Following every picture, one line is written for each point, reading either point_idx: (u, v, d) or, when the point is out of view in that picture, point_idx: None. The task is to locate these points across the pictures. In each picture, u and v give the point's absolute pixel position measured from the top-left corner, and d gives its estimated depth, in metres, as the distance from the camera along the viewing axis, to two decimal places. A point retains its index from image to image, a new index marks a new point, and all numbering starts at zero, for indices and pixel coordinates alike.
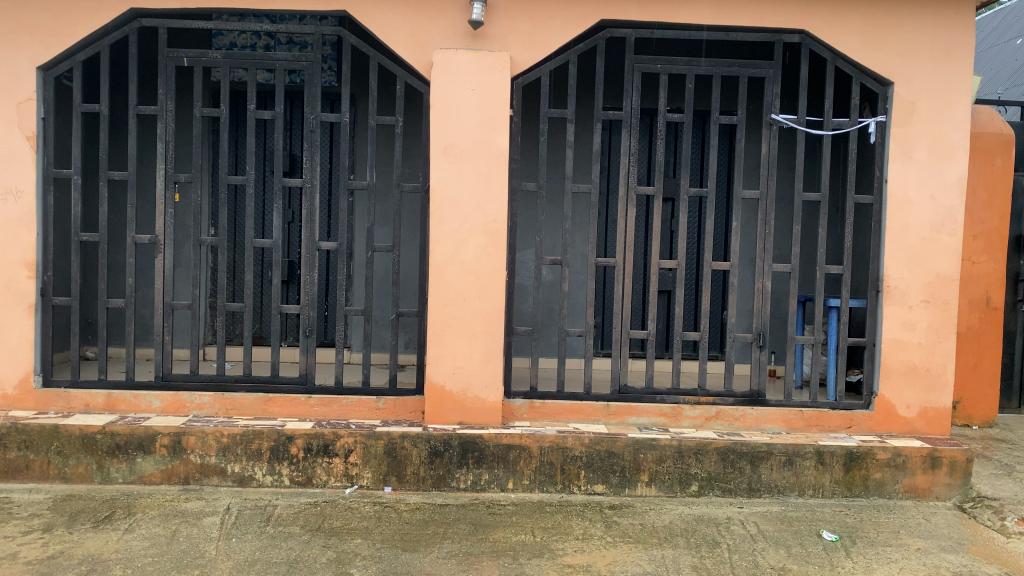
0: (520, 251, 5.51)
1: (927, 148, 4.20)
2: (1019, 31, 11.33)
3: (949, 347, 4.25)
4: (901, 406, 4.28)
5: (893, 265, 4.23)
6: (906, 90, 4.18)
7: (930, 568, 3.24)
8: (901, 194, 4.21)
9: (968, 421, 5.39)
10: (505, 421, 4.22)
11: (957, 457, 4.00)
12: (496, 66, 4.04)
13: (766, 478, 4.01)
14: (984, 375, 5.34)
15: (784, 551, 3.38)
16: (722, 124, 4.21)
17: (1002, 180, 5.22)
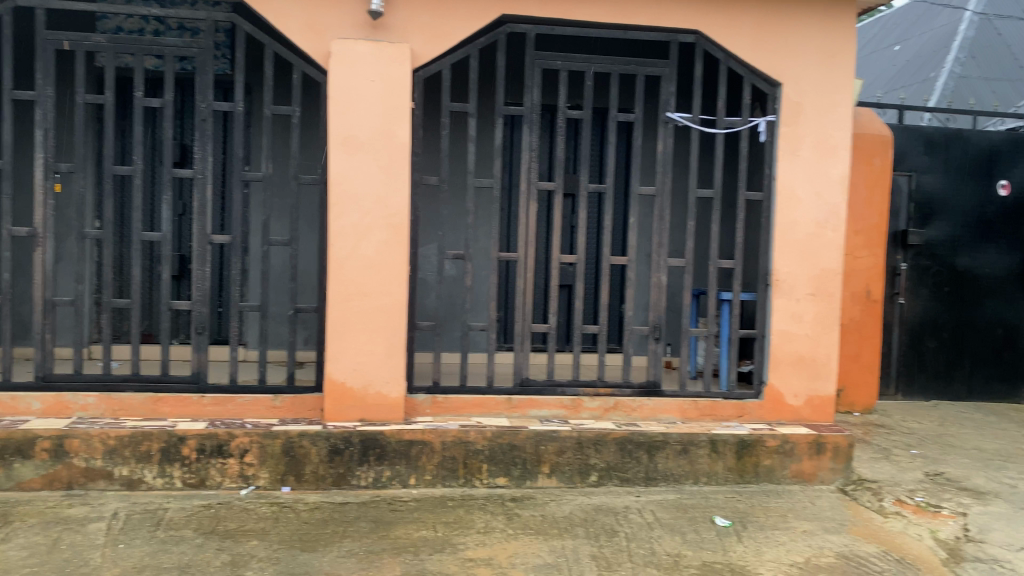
0: (422, 245, 5.48)
1: (813, 147, 4.39)
2: (896, 39, 12.03)
3: (833, 338, 4.46)
4: (789, 395, 4.47)
5: (781, 259, 4.41)
6: (794, 90, 4.35)
7: (814, 549, 3.39)
8: (789, 191, 4.39)
9: (850, 408, 5.70)
10: (408, 417, 4.19)
11: (840, 442, 4.21)
12: (396, 58, 4.00)
13: (662, 467, 4.12)
14: (864, 363, 5.64)
15: (679, 538, 3.48)
16: (619, 121, 4.29)
17: (881, 179, 5.52)
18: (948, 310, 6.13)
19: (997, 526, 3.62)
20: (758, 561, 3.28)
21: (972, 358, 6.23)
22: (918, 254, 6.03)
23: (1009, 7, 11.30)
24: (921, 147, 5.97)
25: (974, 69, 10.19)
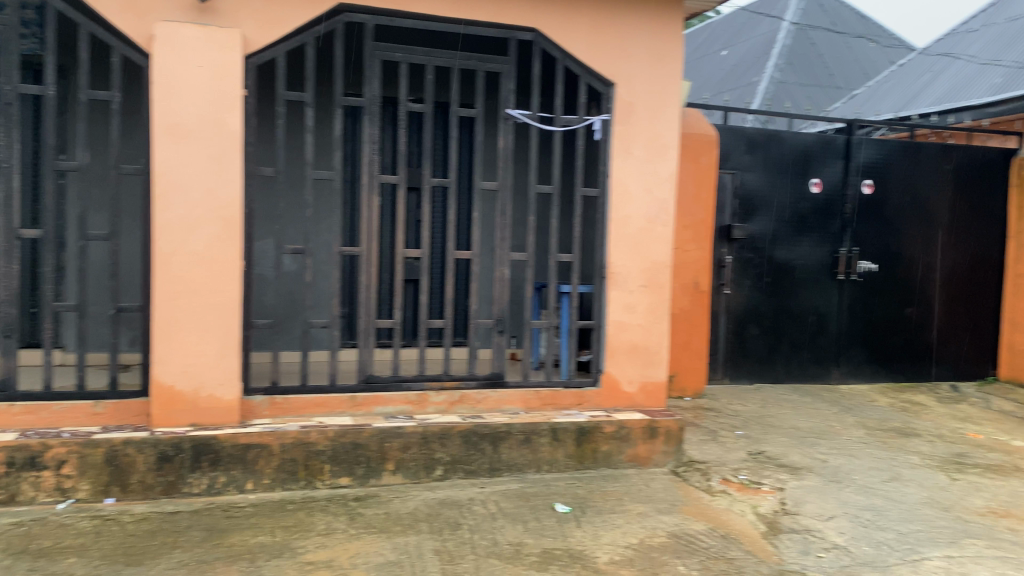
0: (258, 240, 5.30)
1: (644, 146, 4.58)
2: (724, 44, 12.76)
3: (664, 327, 4.69)
4: (625, 382, 4.65)
5: (616, 253, 4.57)
6: (626, 90, 4.52)
7: (648, 530, 3.54)
8: (623, 187, 4.55)
9: (682, 392, 6.00)
10: (244, 420, 4.01)
11: (671, 426, 4.42)
12: (225, 44, 3.82)
13: (506, 457, 4.18)
14: (694, 350, 5.96)
15: (521, 527, 3.54)
16: (461, 115, 4.27)
17: (708, 176, 5.84)
18: (768, 299, 6.58)
19: (809, 498, 3.95)
20: (596, 544, 3.38)
21: (790, 344, 6.71)
22: (741, 247, 6.43)
23: (820, 20, 12.24)
24: (743, 147, 6.36)
25: (792, 75, 10.96)
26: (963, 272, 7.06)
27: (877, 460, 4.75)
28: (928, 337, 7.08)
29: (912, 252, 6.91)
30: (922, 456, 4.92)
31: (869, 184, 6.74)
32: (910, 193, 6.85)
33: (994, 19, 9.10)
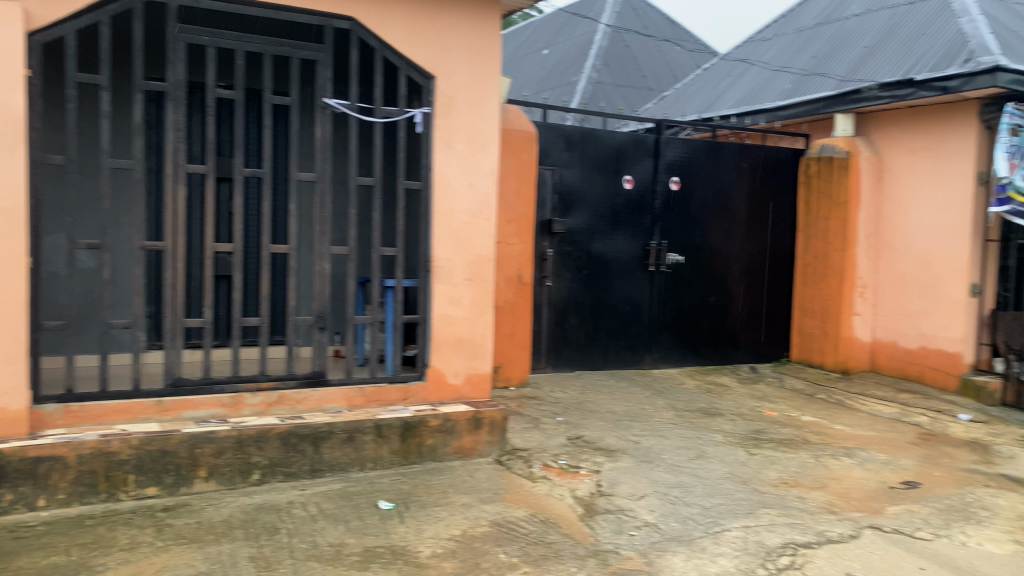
0: (49, 234, 4.87)
1: (465, 140, 4.60)
2: (545, 43, 13.12)
3: (488, 319, 4.74)
4: (450, 374, 4.66)
5: (440, 246, 4.56)
6: (447, 84, 4.52)
7: (471, 521, 3.56)
8: (445, 181, 4.55)
9: (507, 382, 6.09)
10: (33, 431, 3.67)
11: (495, 416, 4.49)
12: (3, 18, 3.46)
13: (328, 457, 4.08)
14: (518, 341, 6.08)
15: (342, 527, 3.47)
16: (275, 104, 4.09)
17: (528, 171, 5.97)
18: (586, 290, 6.82)
19: (623, 479, 4.13)
20: (419, 539, 3.37)
21: (608, 332, 6.99)
22: (561, 241, 6.63)
23: (633, 22, 12.80)
24: (562, 144, 6.55)
25: (608, 76, 11.41)
26: (759, 263, 7.65)
27: (685, 439, 5.05)
28: (730, 323, 7.60)
29: (715, 245, 7.40)
30: (724, 434, 5.28)
31: (677, 181, 7.15)
32: (713, 189, 7.33)
33: (784, 29, 9.87)
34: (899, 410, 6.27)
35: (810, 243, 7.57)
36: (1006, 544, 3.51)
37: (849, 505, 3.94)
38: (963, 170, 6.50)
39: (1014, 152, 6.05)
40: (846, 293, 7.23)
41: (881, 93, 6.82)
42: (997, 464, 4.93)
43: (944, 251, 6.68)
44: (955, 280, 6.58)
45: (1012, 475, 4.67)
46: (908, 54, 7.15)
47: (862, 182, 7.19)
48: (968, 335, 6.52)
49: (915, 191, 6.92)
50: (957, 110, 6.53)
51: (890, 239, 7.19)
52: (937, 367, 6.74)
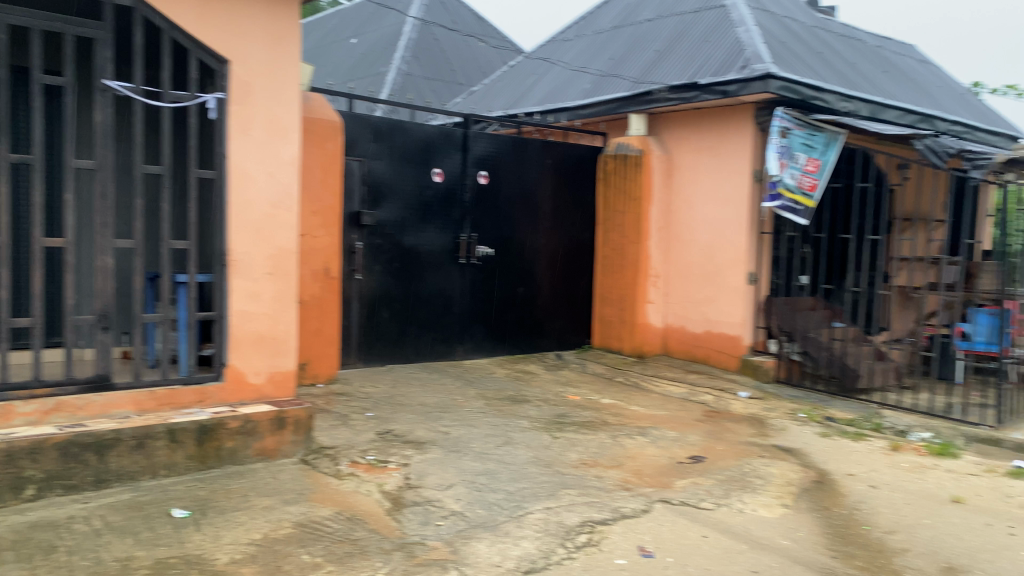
0: None
1: (263, 127, 4.43)
2: (353, 32, 12.90)
3: (290, 315, 4.60)
4: (251, 373, 4.48)
5: (238, 239, 4.37)
6: (242, 69, 4.32)
7: (273, 524, 3.45)
8: (242, 170, 4.36)
9: (314, 379, 5.92)
10: None
11: (300, 415, 4.37)
12: None
13: (115, 466, 3.79)
14: (326, 337, 5.94)
15: (130, 539, 3.24)
16: (45, 84, 3.71)
17: (334, 161, 5.84)
18: (396, 283, 6.78)
19: (431, 470, 4.15)
20: (216, 546, 3.22)
21: (418, 325, 6.99)
22: (370, 234, 6.55)
23: (442, 16, 12.85)
24: (369, 135, 6.46)
25: (417, 68, 11.38)
26: (563, 255, 7.95)
27: (493, 427, 5.16)
28: (536, 314, 7.83)
29: (521, 238, 7.59)
30: (530, 420, 5.44)
31: (484, 175, 7.26)
32: (519, 184, 7.51)
33: (584, 30, 10.27)
34: (688, 390, 6.75)
35: (609, 236, 7.96)
36: (776, 508, 3.88)
37: (642, 481, 4.19)
38: (740, 168, 7.04)
39: (783, 152, 6.61)
40: (641, 283, 7.67)
41: (670, 95, 7.27)
42: (770, 435, 5.43)
43: (726, 242, 7.23)
44: (735, 269, 7.13)
45: (782, 445, 5.16)
46: (694, 59, 7.66)
47: (654, 178, 7.63)
48: (747, 319, 7.10)
49: (700, 187, 7.44)
50: (736, 113, 7.08)
51: (679, 232, 7.68)
52: (720, 350, 7.30)
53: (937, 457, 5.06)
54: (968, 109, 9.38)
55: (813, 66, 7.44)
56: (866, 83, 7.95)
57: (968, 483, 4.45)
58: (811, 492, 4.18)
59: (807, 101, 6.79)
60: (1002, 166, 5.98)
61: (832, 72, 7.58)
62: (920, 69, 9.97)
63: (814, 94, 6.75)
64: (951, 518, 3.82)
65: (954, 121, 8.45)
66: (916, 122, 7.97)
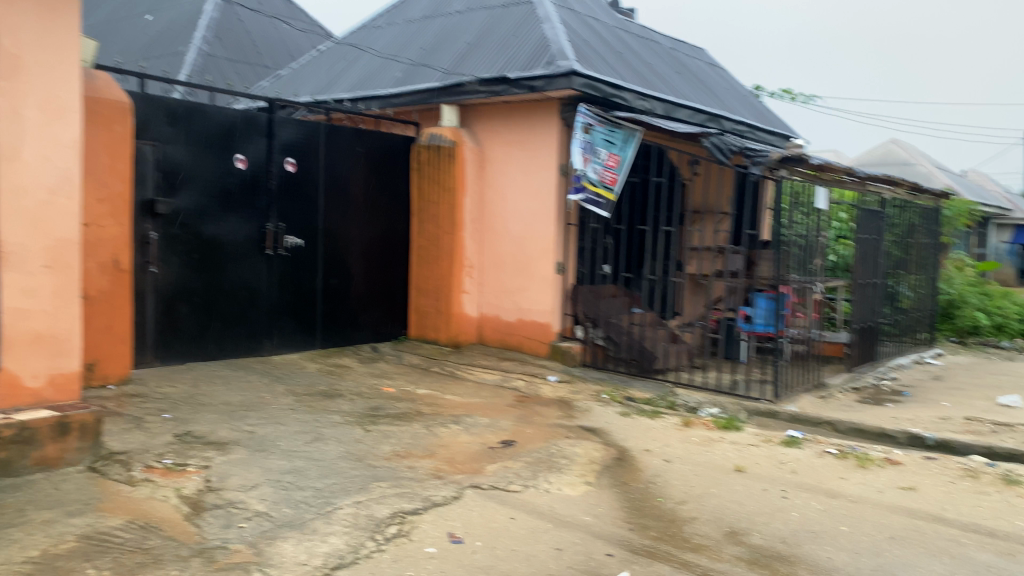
0: None
1: (38, 106, 4.04)
2: (147, 9, 12.05)
3: (72, 311, 4.25)
4: (27, 376, 4.07)
5: (9, 228, 3.95)
6: (11, 41, 3.91)
7: (54, 539, 3.16)
8: (12, 153, 3.95)
9: (104, 380, 5.49)
10: None
11: (86, 420, 4.03)
12: None
13: None
14: (116, 334, 5.52)
15: None
16: None
17: (122, 145, 5.42)
18: (197, 276, 6.43)
19: (234, 471, 3.98)
20: None
21: (222, 320, 6.67)
22: (166, 223, 6.16)
23: None
24: (164, 117, 6.06)
25: (219, 49, 10.80)
26: (375, 245, 7.86)
27: (302, 423, 5.02)
28: (349, 305, 7.70)
29: (332, 228, 7.42)
30: (342, 414, 5.34)
31: (292, 162, 7.03)
32: (328, 172, 7.33)
33: (395, 19, 10.18)
34: (500, 376, 6.91)
35: (423, 226, 7.97)
36: (579, 486, 4.05)
37: (453, 469, 4.24)
38: (548, 161, 7.26)
39: (587, 147, 7.03)
40: (455, 273, 7.74)
41: (479, 88, 7.37)
42: (576, 417, 5.67)
43: (535, 232, 7.43)
44: (544, 258, 7.35)
45: (587, 426, 5.40)
46: (502, 52, 7.80)
47: (466, 169, 7.71)
48: (555, 307, 7.35)
49: (510, 178, 7.60)
50: (542, 107, 7.29)
51: (491, 222, 7.81)
52: (531, 336, 7.51)
53: (723, 430, 5.49)
54: (750, 110, 10.19)
55: (613, 65, 7.79)
56: (661, 83, 8.44)
57: (749, 453, 4.86)
58: (612, 469, 4.40)
59: (608, 98, 7.12)
60: (777, 163, 6.56)
61: (630, 71, 7.97)
62: (709, 72, 10.70)
63: (614, 92, 7.09)
64: (733, 486, 4.16)
65: (737, 121, 9.16)
66: (704, 121, 8.57)
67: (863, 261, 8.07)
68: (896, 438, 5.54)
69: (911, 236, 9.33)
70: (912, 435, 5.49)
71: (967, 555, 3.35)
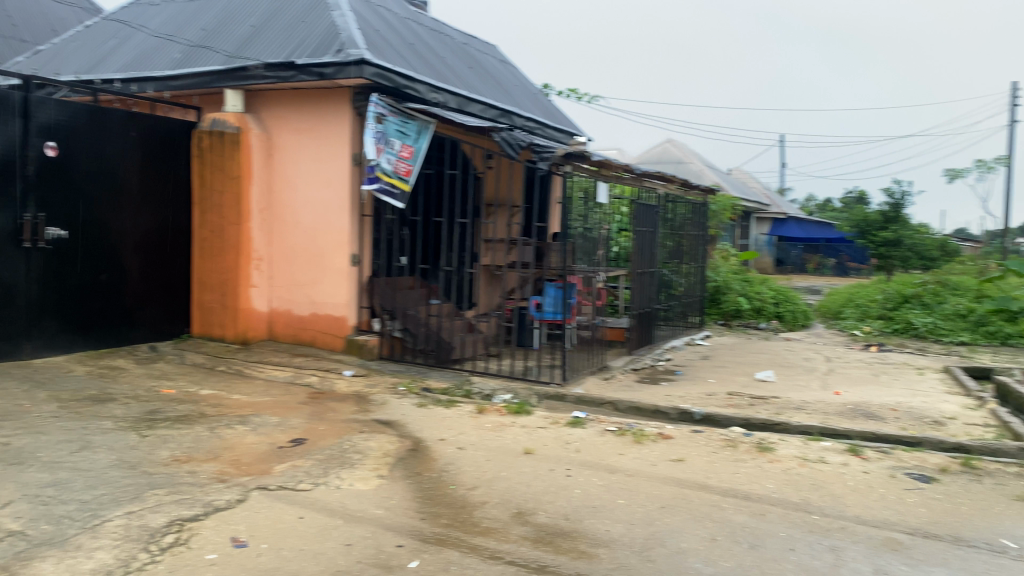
0: None
1: None
2: None
3: None
4: None
5: None
6: None
7: None
8: None
9: None
10: None
11: None
12: None
13: None
14: None
15: None
16: None
17: None
18: None
19: None
20: None
21: None
22: None
23: None
24: None
25: None
26: (153, 237, 7.34)
27: (67, 432, 4.59)
28: (124, 302, 7.15)
29: (103, 219, 6.85)
30: (114, 419, 4.95)
31: (53, 146, 6.39)
32: (95, 158, 6.75)
33: None
34: (293, 373, 6.69)
35: (207, 217, 7.53)
36: (371, 480, 4.01)
37: (238, 471, 4.05)
38: (340, 150, 7.10)
39: (380, 138, 6.80)
40: (243, 267, 7.38)
41: (266, 72, 7.06)
42: (371, 411, 5.61)
43: (328, 224, 7.24)
44: (338, 251, 7.18)
45: (382, 419, 5.36)
46: (289, 38, 7.53)
47: (253, 157, 7.36)
48: (350, 300, 7.20)
49: (299, 168, 7.36)
50: (333, 96, 7.10)
51: (281, 214, 7.51)
52: (326, 331, 7.33)
53: (514, 415, 5.66)
54: (539, 107, 10.55)
55: (405, 57, 7.76)
56: (453, 76, 8.52)
57: (537, 435, 5.05)
58: (405, 460, 4.40)
59: (400, 89, 7.07)
60: (562, 158, 6.83)
61: (422, 64, 7.98)
62: (501, 67, 10.94)
63: (406, 83, 7.07)
64: (522, 468, 4.30)
65: (527, 117, 9.45)
66: (496, 116, 8.76)
67: (641, 252, 8.58)
68: (669, 414, 5.97)
69: (683, 228, 10.08)
70: (682, 410, 5.94)
71: (727, 518, 3.68)
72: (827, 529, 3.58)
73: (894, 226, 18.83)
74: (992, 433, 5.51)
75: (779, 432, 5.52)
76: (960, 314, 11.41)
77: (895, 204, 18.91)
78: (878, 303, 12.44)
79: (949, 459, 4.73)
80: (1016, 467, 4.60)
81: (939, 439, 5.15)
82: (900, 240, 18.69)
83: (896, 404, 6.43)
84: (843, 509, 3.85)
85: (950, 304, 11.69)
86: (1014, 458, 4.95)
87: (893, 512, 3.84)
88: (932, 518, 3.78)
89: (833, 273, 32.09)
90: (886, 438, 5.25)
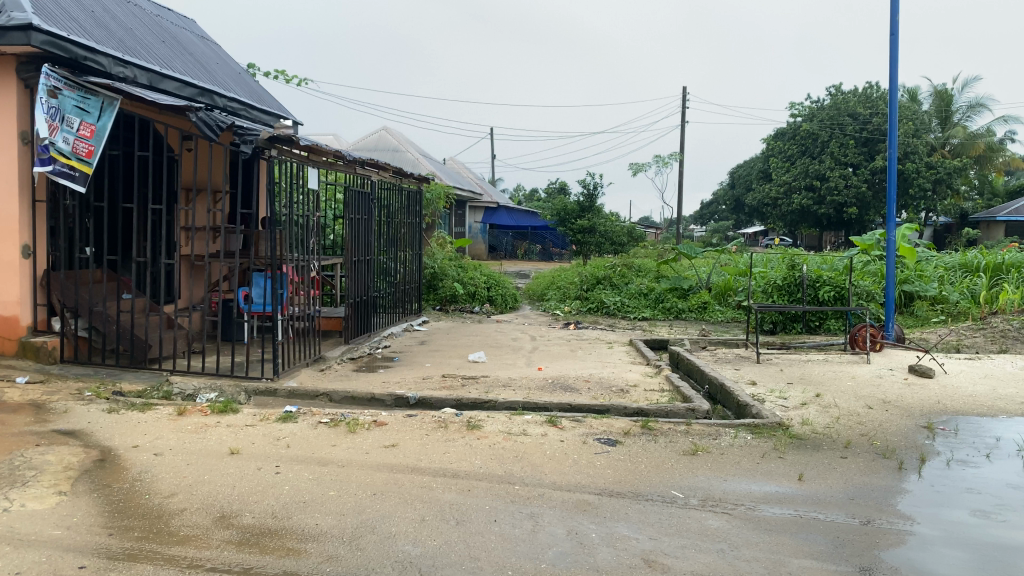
0: None
1: None
2: None
3: None
4: None
5: None
6: None
7: None
8: None
9: None
10: None
11: None
12: None
13: None
14: None
15: None
16: None
17: None
18: None
19: None
20: None
21: None
22: None
23: None
24: None
25: None
26: None
27: None
28: None
29: None
30: None
31: None
32: None
33: None
34: None
35: None
36: (49, 498, 3.58)
37: None
38: (6, 128, 6.22)
39: (53, 114, 5.92)
40: None
41: None
42: (51, 421, 5.00)
43: None
44: (6, 241, 6.30)
45: (63, 429, 4.80)
46: None
47: None
48: (24, 297, 6.38)
49: None
50: None
51: None
52: None
53: (220, 414, 5.35)
54: (244, 88, 10.04)
55: (84, 24, 6.98)
56: (144, 50, 7.82)
57: (245, 434, 4.82)
58: (91, 473, 3.98)
59: (79, 61, 6.33)
60: (267, 142, 6.55)
61: (105, 33, 7.23)
62: (201, 45, 10.23)
63: (86, 54, 6.36)
64: (227, 470, 4.08)
65: (230, 98, 8.96)
66: (194, 95, 8.19)
67: (356, 240, 8.49)
68: (384, 401, 6.00)
69: (398, 217, 10.13)
70: (397, 396, 6.01)
71: (436, 497, 3.77)
72: (527, 498, 3.81)
73: (589, 215, 20.47)
74: (665, 396, 6.22)
75: (487, 410, 5.78)
76: (643, 292, 12.72)
77: (589, 194, 20.58)
78: (575, 284, 13.47)
79: (631, 422, 5.25)
80: (684, 425, 5.23)
81: (623, 405, 5.71)
82: (594, 228, 20.37)
83: (589, 375, 7.02)
84: (541, 477, 4.12)
85: (635, 284, 13.00)
86: (683, 417, 5.62)
87: (584, 476, 4.18)
88: (616, 478, 4.17)
89: (537, 258, 34.01)
90: (580, 407, 5.72)
